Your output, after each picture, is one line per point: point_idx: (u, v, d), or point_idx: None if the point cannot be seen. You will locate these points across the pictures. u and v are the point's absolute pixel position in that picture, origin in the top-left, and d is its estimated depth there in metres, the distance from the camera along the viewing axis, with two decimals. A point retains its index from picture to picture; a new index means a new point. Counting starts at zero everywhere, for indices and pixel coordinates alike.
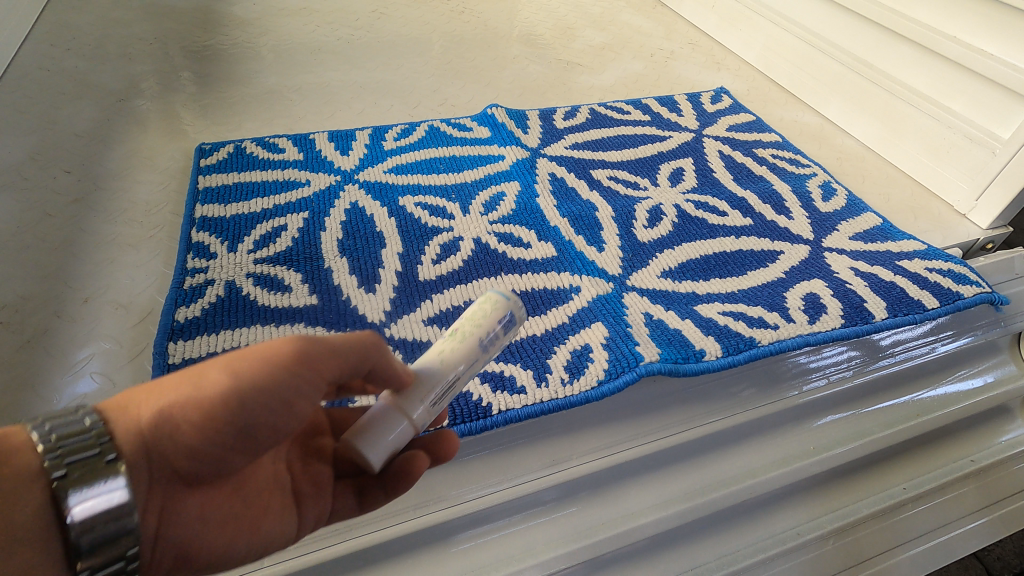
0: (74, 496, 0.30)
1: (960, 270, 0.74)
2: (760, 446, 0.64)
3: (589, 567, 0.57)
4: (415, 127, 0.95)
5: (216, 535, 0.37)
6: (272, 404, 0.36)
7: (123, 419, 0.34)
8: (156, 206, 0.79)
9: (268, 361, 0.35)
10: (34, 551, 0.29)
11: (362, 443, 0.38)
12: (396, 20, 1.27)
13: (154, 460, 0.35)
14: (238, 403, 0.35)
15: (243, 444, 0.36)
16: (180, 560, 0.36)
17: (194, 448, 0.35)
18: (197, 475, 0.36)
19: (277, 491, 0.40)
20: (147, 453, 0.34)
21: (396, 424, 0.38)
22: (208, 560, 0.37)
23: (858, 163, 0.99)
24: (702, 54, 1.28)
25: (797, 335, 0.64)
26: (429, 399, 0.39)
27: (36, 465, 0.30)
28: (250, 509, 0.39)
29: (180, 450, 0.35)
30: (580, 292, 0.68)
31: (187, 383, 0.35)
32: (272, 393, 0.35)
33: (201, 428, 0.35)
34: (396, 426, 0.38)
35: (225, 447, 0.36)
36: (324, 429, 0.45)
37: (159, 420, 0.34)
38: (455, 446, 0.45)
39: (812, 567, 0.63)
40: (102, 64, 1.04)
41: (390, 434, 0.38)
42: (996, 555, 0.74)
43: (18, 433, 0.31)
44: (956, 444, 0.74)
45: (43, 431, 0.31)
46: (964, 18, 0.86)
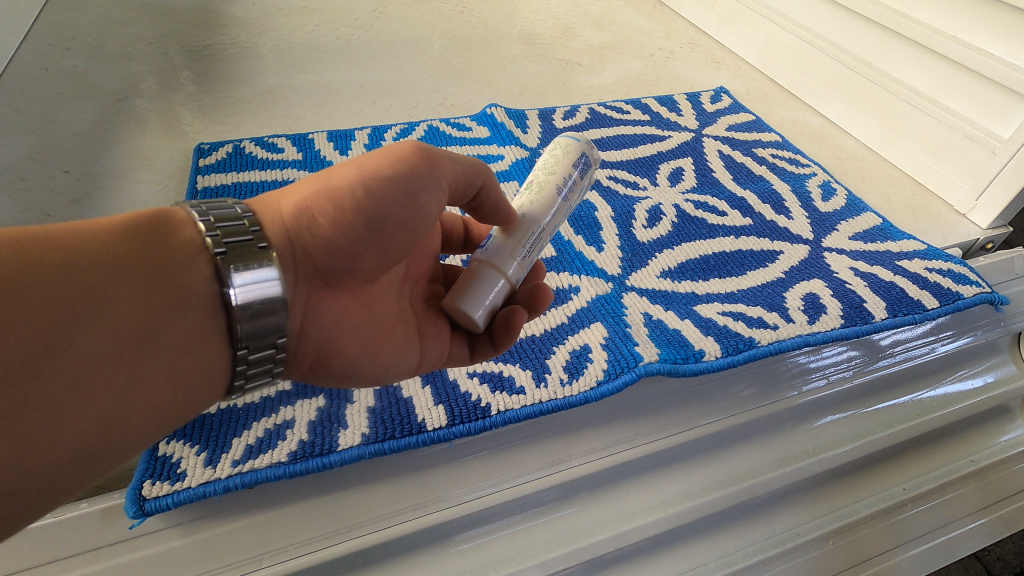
0: (235, 273, 0.34)
1: (960, 270, 0.74)
2: (760, 447, 0.64)
3: (589, 567, 0.57)
4: (414, 127, 0.94)
5: (350, 335, 0.43)
6: (400, 204, 0.41)
7: (269, 213, 0.39)
8: (155, 206, 0.79)
9: (393, 159, 0.41)
10: (201, 316, 0.34)
11: (465, 303, 0.45)
12: (396, 19, 1.27)
13: (298, 254, 0.40)
14: (371, 197, 0.40)
15: (375, 244, 0.42)
16: (321, 354, 0.42)
17: (331, 241, 0.40)
18: (334, 274, 0.42)
19: (393, 313, 0.47)
20: (293, 246, 0.40)
21: (508, 258, 0.47)
22: (343, 358, 0.44)
23: (858, 163, 0.98)
24: (702, 54, 1.28)
25: (797, 335, 0.64)
26: (530, 236, 0.48)
27: (199, 240, 0.34)
28: (375, 322, 0.45)
29: (321, 243, 0.40)
30: (579, 291, 0.68)
31: (323, 182, 0.41)
32: (400, 194, 0.41)
33: (337, 219, 0.40)
34: (508, 260, 0.47)
35: (359, 243, 0.41)
36: (422, 274, 0.52)
37: (301, 212, 0.40)
38: (548, 299, 0.52)
39: (812, 567, 0.63)
40: (100, 63, 1.04)
41: (506, 269, 0.46)
42: (996, 555, 0.75)
43: (183, 211, 0.36)
44: (957, 444, 0.74)
45: (204, 210, 0.36)
46: (963, 18, 0.86)
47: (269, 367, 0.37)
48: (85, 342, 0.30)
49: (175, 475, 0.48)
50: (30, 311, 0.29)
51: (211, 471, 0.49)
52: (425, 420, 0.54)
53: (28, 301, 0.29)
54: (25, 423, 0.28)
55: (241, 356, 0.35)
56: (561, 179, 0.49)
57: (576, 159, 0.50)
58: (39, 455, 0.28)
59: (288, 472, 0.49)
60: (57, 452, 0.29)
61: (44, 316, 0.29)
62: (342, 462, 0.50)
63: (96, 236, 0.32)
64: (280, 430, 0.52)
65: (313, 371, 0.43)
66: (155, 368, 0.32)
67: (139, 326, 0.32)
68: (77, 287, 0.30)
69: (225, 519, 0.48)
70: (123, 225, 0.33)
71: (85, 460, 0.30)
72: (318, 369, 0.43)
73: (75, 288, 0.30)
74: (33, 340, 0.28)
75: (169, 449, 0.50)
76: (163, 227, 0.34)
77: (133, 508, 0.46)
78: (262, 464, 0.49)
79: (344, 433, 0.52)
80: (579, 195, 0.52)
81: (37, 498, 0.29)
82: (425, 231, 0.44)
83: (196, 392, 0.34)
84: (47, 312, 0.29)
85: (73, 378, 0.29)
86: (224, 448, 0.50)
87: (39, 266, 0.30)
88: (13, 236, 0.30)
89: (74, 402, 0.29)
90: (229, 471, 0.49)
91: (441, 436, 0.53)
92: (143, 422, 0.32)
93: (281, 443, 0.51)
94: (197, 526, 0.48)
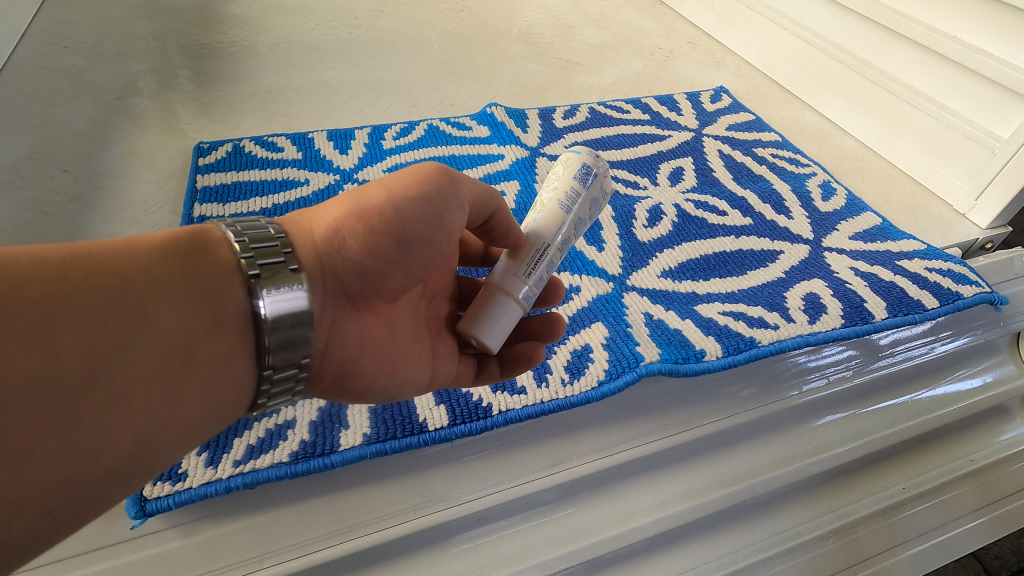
0: (265, 295, 0.34)
1: (960, 270, 0.74)
2: (760, 446, 0.64)
3: (589, 567, 0.57)
4: (414, 126, 0.94)
5: (371, 355, 0.43)
6: (429, 223, 0.42)
7: (301, 234, 0.39)
8: (154, 205, 0.78)
9: (423, 177, 0.41)
10: (233, 336, 0.34)
11: (478, 330, 0.45)
12: (395, 18, 1.27)
13: (328, 275, 0.40)
14: (400, 217, 0.41)
15: (403, 263, 0.42)
16: (341, 374, 0.42)
17: (360, 263, 0.40)
18: (360, 294, 0.42)
19: (412, 332, 0.47)
20: (323, 268, 0.39)
21: (520, 279, 0.46)
22: (361, 378, 0.43)
23: (857, 162, 0.99)
24: (702, 53, 1.28)
25: (797, 335, 0.64)
26: (541, 255, 0.47)
27: (233, 260, 0.34)
28: (396, 340, 0.46)
29: (350, 265, 0.40)
30: (580, 291, 0.68)
31: (354, 201, 0.41)
32: (428, 212, 0.41)
33: (367, 240, 0.40)
34: (520, 281, 0.46)
35: (387, 262, 0.41)
36: (441, 289, 0.52)
37: (332, 233, 0.40)
38: (561, 331, 0.54)
39: (811, 566, 0.63)
40: (99, 62, 1.04)
41: (517, 291, 0.45)
42: (994, 554, 0.75)
43: (217, 229, 0.35)
44: (956, 443, 0.74)
45: (238, 229, 0.36)
46: (962, 18, 0.86)
47: (290, 385, 0.37)
48: (127, 363, 0.30)
49: (176, 475, 0.48)
50: (76, 331, 0.28)
51: (212, 471, 0.49)
52: (427, 420, 0.54)
53: (74, 321, 0.28)
54: (68, 443, 0.28)
55: (266, 375, 0.35)
56: (565, 194, 0.48)
57: (579, 170, 0.48)
58: (78, 474, 0.28)
59: (289, 472, 0.49)
60: (94, 473, 0.28)
61: (89, 335, 0.29)
62: (343, 462, 0.50)
63: (136, 254, 0.32)
64: (281, 430, 0.52)
65: (331, 390, 0.43)
66: (189, 389, 0.32)
67: (177, 346, 0.32)
68: (119, 306, 0.30)
69: (226, 520, 0.48)
70: (160, 244, 0.33)
71: (118, 479, 0.30)
72: (336, 389, 0.43)
73: (118, 308, 0.30)
74: (78, 360, 0.28)
75: None
76: (199, 246, 0.34)
77: (135, 509, 0.46)
78: (264, 464, 0.49)
79: (346, 433, 0.52)
80: (591, 206, 0.50)
81: (71, 517, 0.28)
82: (449, 249, 0.45)
83: (224, 410, 0.34)
84: (92, 332, 0.29)
85: (114, 399, 0.29)
86: (225, 448, 0.50)
87: (83, 284, 0.29)
88: (55, 254, 0.29)
89: (113, 423, 0.29)
90: (231, 472, 0.49)
91: (442, 436, 0.53)
92: (174, 442, 0.32)
93: (283, 443, 0.51)
94: (198, 527, 0.48)
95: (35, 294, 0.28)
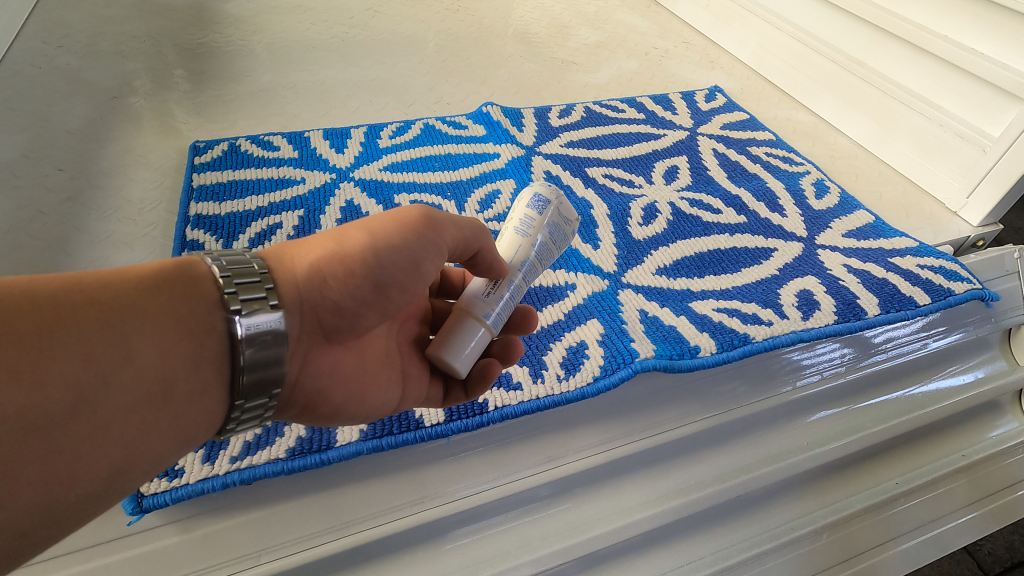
0: (244, 327, 0.34)
1: (951, 267, 0.75)
2: (755, 442, 0.64)
3: (585, 562, 0.57)
4: (410, 125, 0.94)
5: (341, 386, 0.44)
6: (407, 268, 0.42)
7: (284, 270, 0.39)
8: (150, 204, 0.78)
9: (408, 229, 0.41)
10: (210, 369, 0.34)
11: (446, 354, 0.45)
12: (391, 18, 1.27)
13: (306, 312, 0.40)
14: (380, 263, 0.41)
15: (379, 304, 0.43)
16: (310, 404, 0.43)
17: (339, 303, 0.41)
18: (335, 329, 0.42)
19: (385, 362, 0.48)
20: (302, 306, 0.40)
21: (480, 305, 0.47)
22: (330, 408, 0.44)
23: (851, 161, 0.99)
24: (697, 53, 1.29)
25: (791, 331, 0.65)
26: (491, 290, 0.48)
27: (215, 295, 0.34)
28: (367, 371, 0.46)
29: (328, 304, 0.41)
30: (576, 288, 0.68)
31: (337, 243, 0.40)
32: (407, 260, 0.42)
33: (346, 283, 0.40)
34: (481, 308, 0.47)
35: (363, 303, 0.42)
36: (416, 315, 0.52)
37: (314, 273, 0.40)
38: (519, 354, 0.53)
39: (806, 561, 0.64)
40: (94, 61, 1.03)
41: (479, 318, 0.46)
42: (987, 550, 0.76)
43: (203, 263, 0.35)
44: (948, 439, 0.75)
45: (223, 264, 0.36)
46: (953, 18, 0.87)
47: (259, 413, 0.37)
48: (109, 396, 0.30)
49: (173, 471, 0.49)
50: (60, 364, 0.28)
51: (210, 467, 0.49)
52: (424, 417, 0.54)
53: (61, 355, 0.28)
54: (48, 472, 0.28)
55: (238, 405, 0.35)
56: (518, 223, 0.48)
57: (531, 200, 0.49)
58: (54, 499, 0.28)
59: (285, 468, 0.50)
60: (69, 498, 0.29)
61: (77, 370, 0.29)
62: (340, 458, 0.51)
63: (123, 288, 0.31)
64: (278, 426, 0.52)
65: (299, 417, 0.44)
66: (166, 419, 0.32)
67: (159, 378, 0.32)
68: (105, 341, 0.30)
69: (223, 515, 0.49)
70: (149, 278, 0.33)
71: (91, 502, 0.30)
72: (304, 416, 0.44)
73: (105, 343, 0.30)
74: (63, 395, 0.28)
75: None
76: (187, 280, 0.34)
77: (132, 505, 0.47)
78: (260, 460, 0.50)
79: (342, 429, 0.52)
80: (554, 232, 0.49)
81: (45, 538, 0.28)
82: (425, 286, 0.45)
83: (197, 437, 0.35)
84: (79, 367, 0.29)
85: (94, 430, 0.29)
86: (222, 445, 0.51)
87: (72, 319, 0.29)
88: (47, 286, 0.29)
89: (91, 453, 0.29)
90: (227, 468, 0.49)
91: (439, 432, 0.54)
92: (148, 469, 0.32)
93: (279, 440, 0.51)
94: (195, 523, 0.48)
95: (26, 328, 0.28)
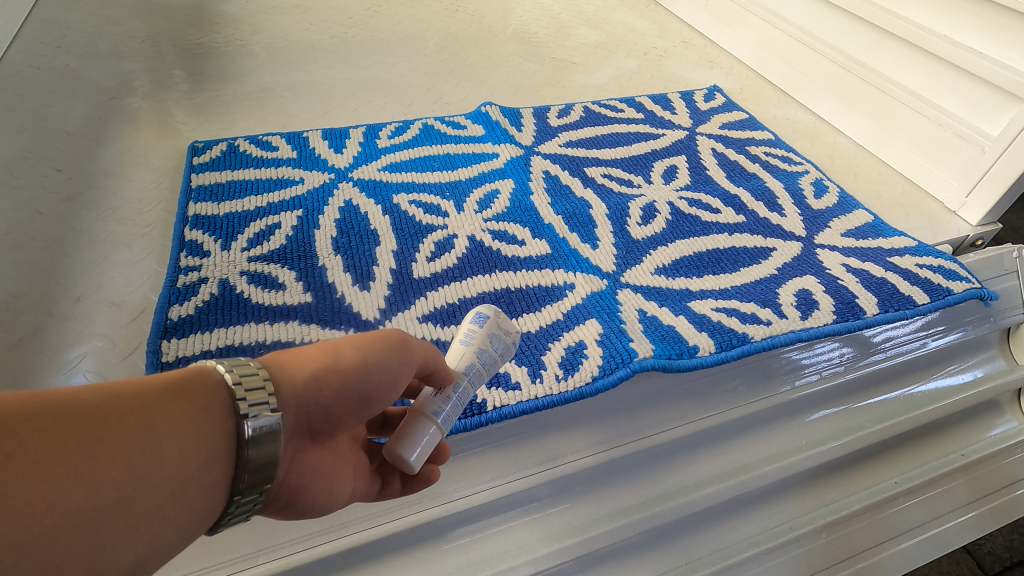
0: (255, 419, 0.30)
1: (950, 266, 0.75)
2: (753, 441, 0.64)
3: (584, 562, 0.57)
4: (409, 125, 0.94)
5: (323, 484, 0.39)
6: (390, 382, 0.39)
7: (282, 376, 0.35)
8: (149, 204, 0.78)
9: (392, 345, 0.39)
10: (226, 466, 0.30)
11: (401, 447, 0.40)
12: (390, 18, 1.27)
13: (299, 416, 0.36)
14: (369, 377, 0.38)
15: (362, 412, 0.39)
16: (290, 503, 0.37)
17: (330, 409, 0.37)
18: (321, 431, 0.38)
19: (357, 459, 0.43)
20: (297, 411, 0.35)
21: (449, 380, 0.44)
22: (311, 509, 0.39)
23: (850, 160, 0.99)
24: (696, 52, 1.29)
25: (790, 330, 0.65)
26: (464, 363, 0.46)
27: (226, 401, 0.30)
28: (344, 463, 0.41)
29: (319, 410, 0.37)
30: (574, 288, 0.68)
31: (330, 354, 0.37)
32: (400, 361, 0.39)
33: (340, 389, 0.37)
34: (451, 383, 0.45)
35: (349, 410, 0.38)
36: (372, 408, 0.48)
37: (312, 383, 0.36)
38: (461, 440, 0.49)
39: (805, 561, 0.64)
40: (93, 62, 1.03)
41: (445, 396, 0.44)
42: (986, 549, 0.76)
43: (214, 368, 0.31)
44: (947, 438, 0.75)
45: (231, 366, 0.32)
46: (952, 17, 0.87)
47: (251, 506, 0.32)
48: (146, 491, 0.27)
49: None
50: (100, 460, 0.26)
51: None
52: None
53: (100, 452, 0.26)
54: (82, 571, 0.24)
55: (236, 500, 0.30)
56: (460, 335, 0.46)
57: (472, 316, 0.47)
58: None
59: None
60: None
61: (86, 468, 0.25)
62: None
63: (142, 388, 0.28)
64: None
65: (278, 513, 0.38)
66: (177, 530, 0.28)
67: (173, 484, 0.28)
68: (142, 438, 0.27)
69: None
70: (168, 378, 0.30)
71: None
72: (283, 512, 0.38)
73: (140, 440, 0.27)
74: (105, 491, 0.25)
75: None
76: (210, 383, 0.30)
77: None
78: None
79: None
80: (497, 342, 0.47)
81: None
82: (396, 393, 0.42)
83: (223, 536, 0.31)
84: (120, 461, 0.26)
85: (95, 544, 0.25)
86: None
87: (109, 416, 0.27)
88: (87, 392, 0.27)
89: (102, 562, 0.25)
90: None
91: None
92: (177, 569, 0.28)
93: None
94: None
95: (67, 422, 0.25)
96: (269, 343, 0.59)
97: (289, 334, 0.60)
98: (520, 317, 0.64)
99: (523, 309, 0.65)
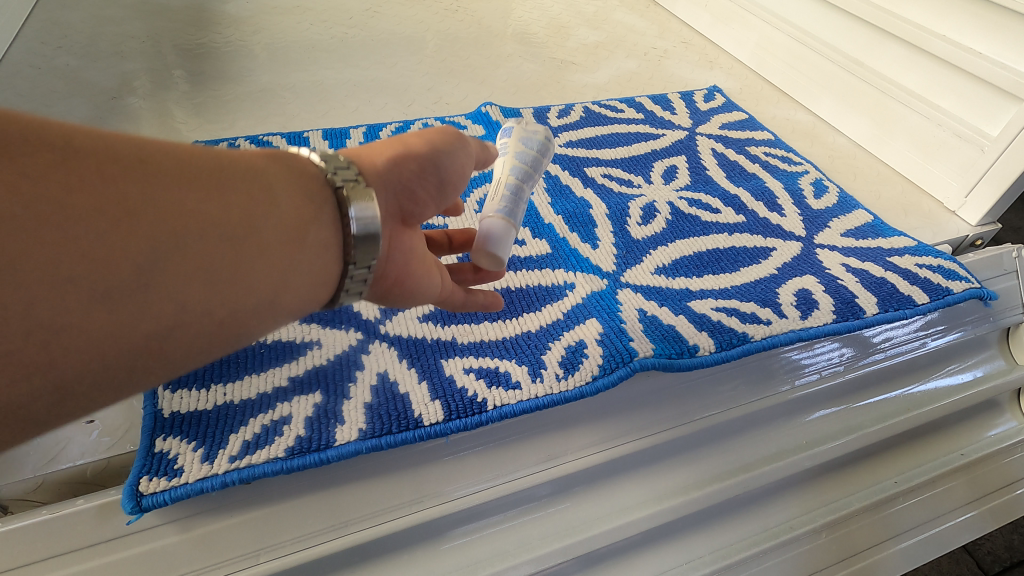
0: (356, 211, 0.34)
1: (950, 266, 0.75)
2: (753, 440, 0.65)
3: (584, 561, 0.57)
4: (409, 125, 0.95)
5: (419, 263, 0.42)
6: (453, 174, 0.43)
7: (364, 163, 0.39)
8: None
9: (450, 135, 0.43)
10: (299, 236, 0.32)
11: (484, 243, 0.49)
12: (390, 18, 1.27)
13: (393, 196, 0.39)
14: (438, 165, 0.42)
15: (438, 202, 0.43)
16: (399, 278, 0.40)
17: (414, 180, 0.40)
18: (410, 215, 0.41)
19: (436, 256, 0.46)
20: (387, 189, 0.39)
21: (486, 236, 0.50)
22: (410, 289, 0.42)
23: (849, 160, 1.00)
24: (695, 53, 1.29)
25: (790, 330, 0.65)
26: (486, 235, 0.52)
27: (319, 177, 0.35)
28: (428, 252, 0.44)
29: (405, 184, 0.40)
30: (574, 288, 0.68)
31: (399, 145, 0.41)
32: (455, 158, 0.43)
33: (418, 171, 0.41)
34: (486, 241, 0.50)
35: (429, 192, 0.41)
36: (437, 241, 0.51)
37: (392, 167, 0.40)
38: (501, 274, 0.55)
39: (806, 560, 0.64)
40: (93, 62, 1.03)
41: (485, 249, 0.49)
42: (986, 549, 0.76)
43: (301, 161, 0.35)
44: (947, 438, 0.75)
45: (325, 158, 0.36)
46: (953, 18, 0.87)
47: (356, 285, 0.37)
48: (220, 235, 0.29)
49: (172, 470, 0.47)
50: (186, 196, 0.28)
51: (208, 466, 0.48)
52: (423, 415, 0.53)
53: (189, 188, 0.28)
54: (126, 292, 0.26)
55: (350, 270, 0.36)
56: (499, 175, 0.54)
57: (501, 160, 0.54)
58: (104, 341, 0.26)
59: (285, 467, 0.48)
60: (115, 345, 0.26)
61: (155, 202, 0.27)
62: (340, 457, 0.50)
63: (236, 163, 0.31)
64: (277, 426, 0.51)
65: (385, 297, 0.41)
66: (227, 303, 0.29)
67: (239, 250, 0.30)
68: (231, 192, 0.30)
69: (223, 514, 0.49)
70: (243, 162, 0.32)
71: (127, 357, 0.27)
72: (393, 293, 0.41)
73: (230, 193, 0.30)
74: (185, 215, 0.28)
75: (165, 445, 0.49)
76: (300, 172, 0.34)
77: (131, 504, 0.46)
78: (260, 459, 0.48)
79: (342, 429, 0.51)
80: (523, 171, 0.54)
81: (48, 405, 0.25)
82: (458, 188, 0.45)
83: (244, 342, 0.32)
84: (204, 202, 0.29)
85: (161, 272, 0.27)
86: (221, 443, 0.49)
87: (208, 170, 0.30)
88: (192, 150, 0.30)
89: (145, 299, 0.26)
90: (226, 467, 0.48)
91: (439, 431, 0.53)
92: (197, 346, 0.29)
93: (279, 439, 0.50)
94: (194, 522, 0.48)
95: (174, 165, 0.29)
96: (270, 343, 0.59)
97: (289, 334, 0.60)
98: (521, 316, 0.64)
99: (523, 309, 0.65)
